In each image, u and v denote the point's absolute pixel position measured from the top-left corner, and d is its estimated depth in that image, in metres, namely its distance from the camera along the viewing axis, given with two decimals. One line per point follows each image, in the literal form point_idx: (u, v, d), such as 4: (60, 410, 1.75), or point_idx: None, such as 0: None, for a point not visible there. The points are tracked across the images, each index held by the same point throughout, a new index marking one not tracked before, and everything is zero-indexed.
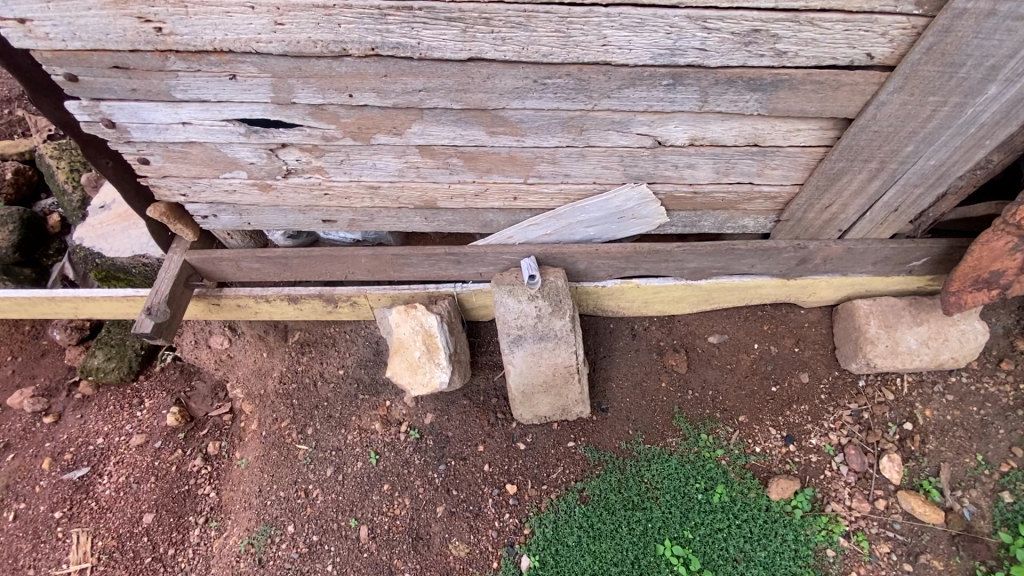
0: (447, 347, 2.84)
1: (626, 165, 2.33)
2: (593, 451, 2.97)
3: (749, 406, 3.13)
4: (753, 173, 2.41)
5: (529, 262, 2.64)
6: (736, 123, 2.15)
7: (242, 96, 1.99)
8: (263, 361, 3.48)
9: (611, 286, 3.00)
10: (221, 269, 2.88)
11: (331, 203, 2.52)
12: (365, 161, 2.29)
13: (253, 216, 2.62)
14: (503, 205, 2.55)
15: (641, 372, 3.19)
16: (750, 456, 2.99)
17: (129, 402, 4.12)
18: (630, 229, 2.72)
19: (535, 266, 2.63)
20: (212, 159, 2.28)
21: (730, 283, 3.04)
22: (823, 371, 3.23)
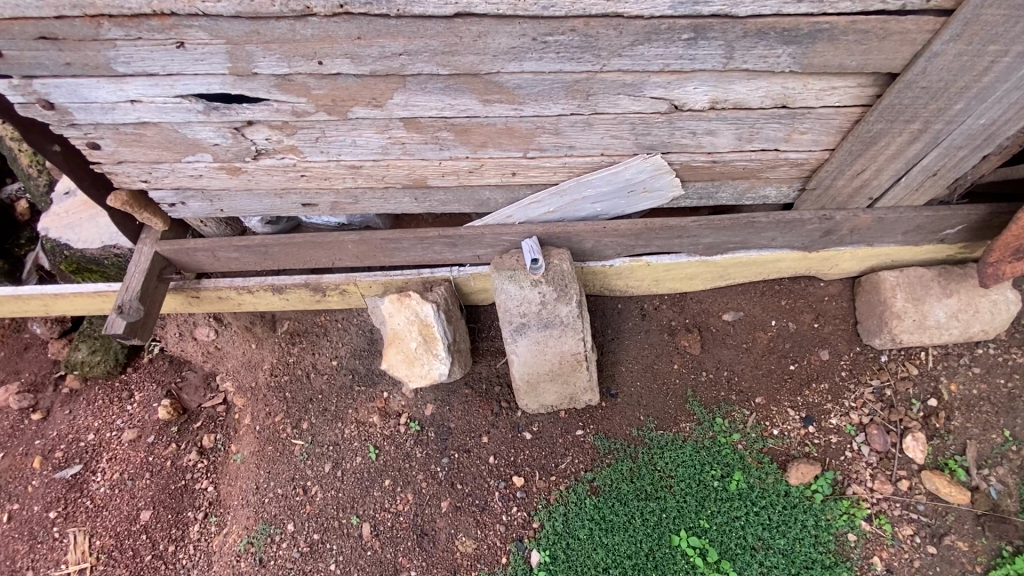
0: (446, 336, 2.65)
1: (637, 134, 2.07)
2: (603, 439, 2.83)
3: (767, 387, 2.97)
4: (780, 139, 2.15)
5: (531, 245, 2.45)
6: (763, 82, 1.89)
7: (194, 68, 1.72)
8: (253, 352, 3.30)
9: (619, 265, 2.78)
10: (198, 260, 2.66)
11: (310, 185, 2.27)
12: (344, 138, 2.02)
13: (225, 202, 2.38)
14: (500, 181, 2.29)
15: (652, 354, 3.01)
16: (768, 440, 2.85)
17: (118, 396, 3.96)
18: (641, 204, 2.46)
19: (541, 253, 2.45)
20: (170, 141, 2.01)
21: (748, 258, 2.83)
22: (844, 348, 3.06)
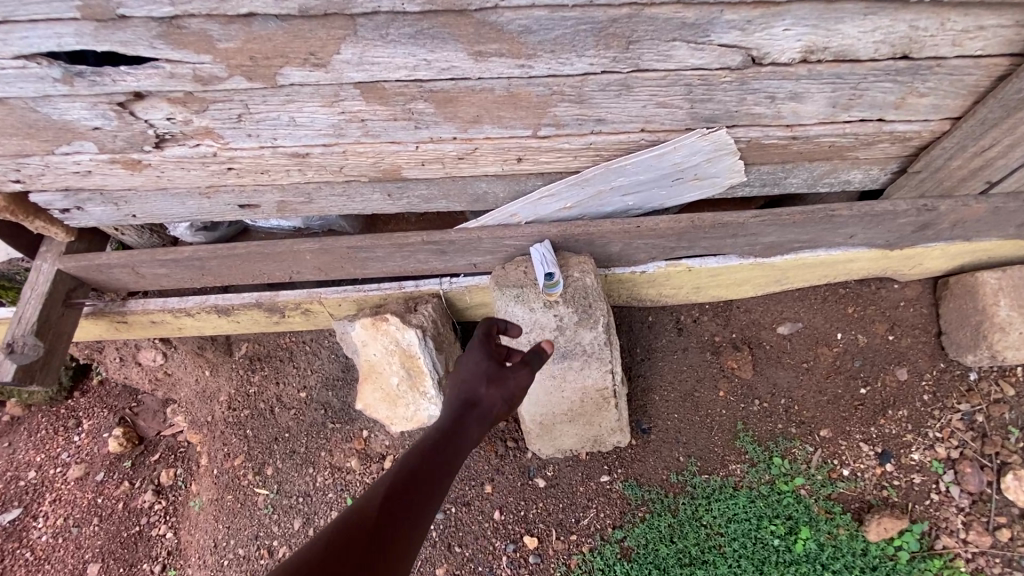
0: (435, 370, 2.09)
1: (693, 100, 1.46)
2: (634, 488, 2.29)
3: (833, 416, 2.41)
4: (888, 103, 1.55)
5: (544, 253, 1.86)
6: (885, 18, 1.28)
7: (28, 9, 1.12)
8: (207, 380, 2.74)
9: (653, 271, 2.19)
10: (117, 277, 2.07)
11: (243, 181, 1.67)
12: (276, 114, 1.41)
13: (135, 205, 1.79)
14: (501, 170, 1.68)
15: (691, 378, 2.46)
16: (837, 483, 2.31)
17: (64, 425, 3.42)
18: (687, 195, 1.84)
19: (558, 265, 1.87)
20: (32, 125, 1.42)
21: (814, 259, 2.24)
22: (926, 365, 2.49)
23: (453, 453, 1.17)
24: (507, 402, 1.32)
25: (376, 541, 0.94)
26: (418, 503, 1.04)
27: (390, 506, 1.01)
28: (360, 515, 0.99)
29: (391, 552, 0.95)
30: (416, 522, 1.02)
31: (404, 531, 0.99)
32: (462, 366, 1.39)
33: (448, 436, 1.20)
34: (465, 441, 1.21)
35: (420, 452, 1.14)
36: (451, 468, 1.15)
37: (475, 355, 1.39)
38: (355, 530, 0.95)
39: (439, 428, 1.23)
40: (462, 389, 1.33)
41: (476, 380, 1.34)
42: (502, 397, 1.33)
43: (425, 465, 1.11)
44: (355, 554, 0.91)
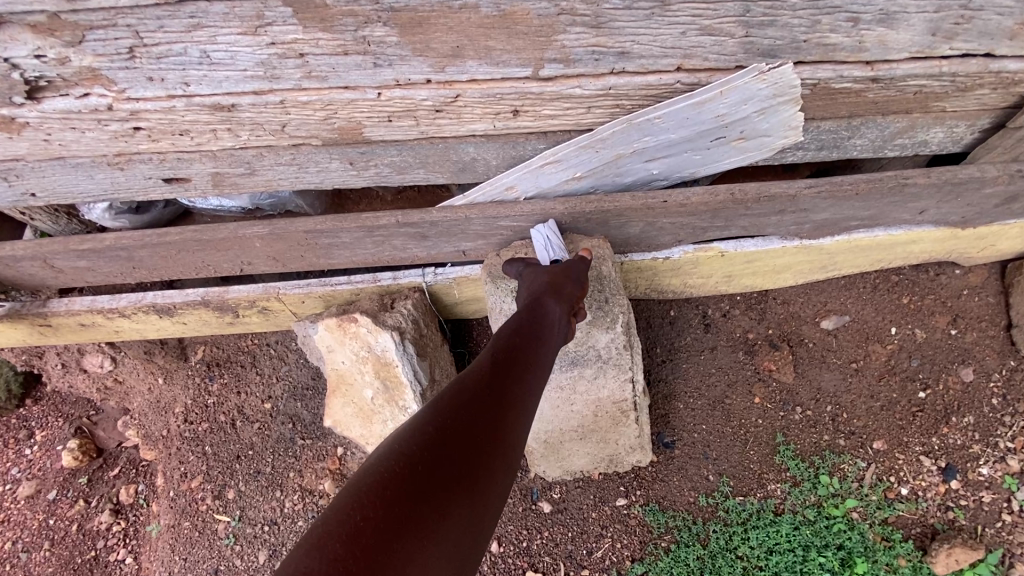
0: (417, 381, 1.73)
1: (748, 23, 1.09)
2: (656, 513, 1.95)
3: (888, 425, 2.06)
4: (1002, 30, 1.17)
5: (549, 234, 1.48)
6: None
7: None
8: (161, 389, 2.39)
9: (679, 257, 1.81)
10: (29, 271, 1.71)
11: (160, 147, 1.30)
12: (183, 46, 1.04)
13: (31, 181, 1.42)
14: (491, 130, 1.31)
15: (720, 383, 2.10)
16: (895, 505, 1.96)
17: (15, 436, 3.07)
18: (727, 161, 1.47)
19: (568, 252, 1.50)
20: None
21: (872, 240, 1.87)
22: (995, 364, 2.13)
23: (547, 326, 1.15)
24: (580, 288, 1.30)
25: (501, 397, 0.92)
26: (526, 364, 1.03)
27: (503, 364, 0.99)
28: (475, 378, 0.95)
29: (516, 408, 0.93)
30: (531, 382, 1.00)
31: (523, 389, 0.98)
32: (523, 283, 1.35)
33: (536, 310, 1.18)
34: (556, 317, 1.17)
35: (515, 324, 1.12)
36: (548, 338, 1.13)
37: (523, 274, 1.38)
38: (475, 390, 0.91)
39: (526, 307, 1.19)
40: (535, 283, 1.30)
41: (543, 275, 1.32)
42: (574, 289, 1.29)
43: (526, 333, 1.09)
44: (486, 407, 0.89)
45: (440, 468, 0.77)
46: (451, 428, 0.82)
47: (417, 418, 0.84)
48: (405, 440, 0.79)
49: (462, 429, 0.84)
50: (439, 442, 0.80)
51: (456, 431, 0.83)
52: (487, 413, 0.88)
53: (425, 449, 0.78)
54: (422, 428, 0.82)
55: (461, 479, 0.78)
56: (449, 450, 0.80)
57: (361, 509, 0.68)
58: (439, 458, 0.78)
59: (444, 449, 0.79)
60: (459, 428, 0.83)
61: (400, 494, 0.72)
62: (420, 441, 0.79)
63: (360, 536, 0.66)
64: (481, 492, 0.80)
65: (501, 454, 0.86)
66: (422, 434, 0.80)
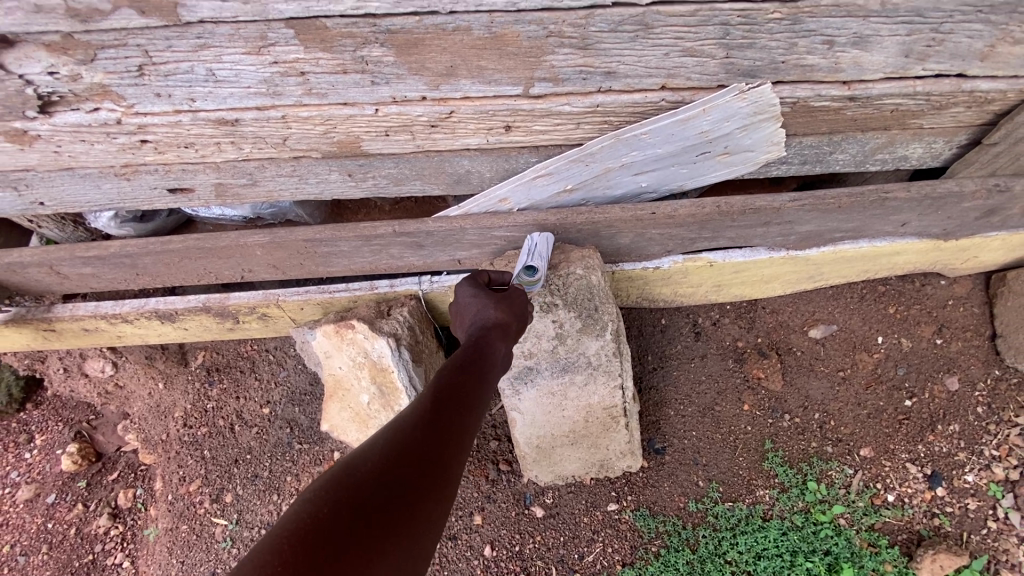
0: (412, 387, 1.77)
1: (729, 46, 1.15)
2: (647, 518, 1.98)
3: (875, 433, 2.10)
4: (973, 52, 1.23)
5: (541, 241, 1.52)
6: None
7: None
8: (161, 394, 2.42)
9: (669, 267, 1.86)
10: (35, 277, 1.75)
11: (166, 158, 1.35)
12: (190, 65, 1.09)
13: (41, 190, 1.47)
14: (484, 144, 1.37)
15: (710, 390, 2.14)
16: (881, 511, 1.99)
17: (15, 441, 3.10)
18: (713, 176, 1.52)
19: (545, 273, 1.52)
20: None
21: (857, 251, 1.92)
22: (980, 373, 2.18)
23: (485, 367, 1.11)
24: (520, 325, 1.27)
25: (430, 447, 0.90)
26: (463, 406, 1.00)
27: (439, 405, 0.97)
28: (406, 423, 0.93)
29: (447, 455, 0.91)
30: (468, 426, 0.99)
31: (457, 432, 0.96)
32: (465, 309, 1.30)
33: (476, 351, 1.13)
34: (493, 359, 1.13)
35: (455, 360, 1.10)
36: (487, 378, 1.09)
37: (468, 296, 1.31)
38: (402, 437, 0.89)
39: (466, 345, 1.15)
40: (479, 316, 1.24)
41: (489, 305, 1.26)
42: (515, 326, 1.26)
43: (464, 371, 1.07)
44: (414, 456, 0.87)
45: (355, 528, 0.76)
46: (370, 483, 0.81)
47: (339, 469, 0.84)
48: (322, 495, 0.79)
49: (385, 483, 0.82)
50: (356, 497, 0.79)
51: (378, 485, 0.81)
52: (413, 464, 0.87)
53: (340, 506, 0.77)
54: (342, 481, 0.81)
55: (386, 523, 0.78)
56: (367, 505, 0.79)
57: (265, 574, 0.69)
58: (353, 517, 0.77)
59: (361, 506, 0.78)
60: (381, 480, 0.82)
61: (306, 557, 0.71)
62: (334, 498, 0.78)
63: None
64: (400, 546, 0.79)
65: (428, 507, 0.85)
66: (339, 489, 0.79)
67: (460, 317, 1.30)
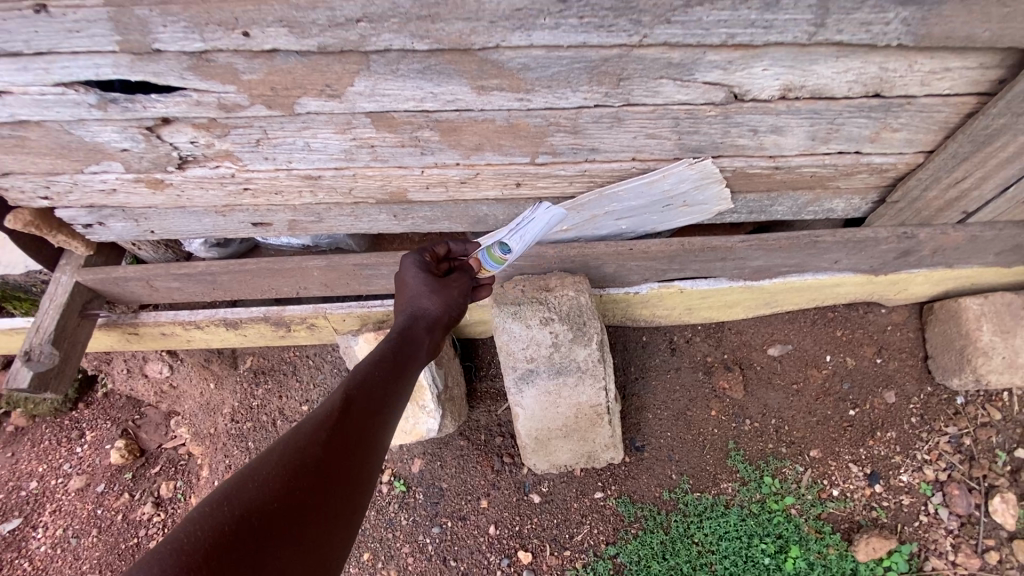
0: (434, 384, 2.18)
1: (681, 132, 1.58)
2: (627, 505, 2.34)
3: (823, 437, 2.47)
4: (866, 137, 1.65)
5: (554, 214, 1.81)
6: (857, 60, 1.39)
7: (71, 42, 1.22)
8: (211, 393, 2.80)
9: (646, 292, 2.28)
10: (131, 289, 2.16)
11: (258, 201, 1.78)
12: (292, 139, 1.52)
13: (155, 221, 1.89)
14: (500, 195, 1.79)
15: (683, 398, 2.52)
16: (827, 503, 2.35)
17: (67, 436, 3.45)
18: (676, 221, 1.95)
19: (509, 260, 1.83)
20: (63, 147, 1.52)
21: (803, 282, 2.32)
22: (914, 388, 2.56)
23: (407, 364, 1.36)
24: (454, 312, 1.61)
25: (347, 453, 1.04)
26: (374, 420, 1.15)
27: (352, 419, 1.10)
28: (315, 441, 1.02)
29: (358, 466, 1.05)
30: (377, 440, 1.13)
31: (368, 444, 1.10)
32: (410, 290, 1.57)
33: (406, 342, 1.41)
34: (418, 352, 1.43)
35: (375, 370, 1.26)
36: (404, 378, 1.32)
37: (418, 275, 1.58)
38: (305, 460, 0.97)
39: (398, 339, 1.41)
40: (421, 300, 1.55)
41: (431, 293, 1.56)
42: (450, 313, 1.59)
43: (380, 386, 1.23)
44: (327, 468, 0.99)
45: (261, 548, 0.84)
46: (291, 484, 0.93)
47: (247, 479, 0.92)
48: (234, 504, 0.87)
49: (300, 495, 0.93)
50: (272, 509, 0.89)
51: (292, 498, 0.92)
52: (326, 476, 0.99)
53: (257, 518, 0.86)
54: (255, 492, 0.89)
55: (307, 521, 0.92)
56: (283, 516, 0.89)
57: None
58: (270, 529, 0.87)
59: (278, 518, 0.88)
60: (296, 491, 0.93)
61: (226, 567, 0.80)
62: (251, 509, 0.87)
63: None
64: (317, 553, 0.91)
65: (341, 515, 0.98)
66: (254, 501, 0.88)
67: (405, 294, 1.59)
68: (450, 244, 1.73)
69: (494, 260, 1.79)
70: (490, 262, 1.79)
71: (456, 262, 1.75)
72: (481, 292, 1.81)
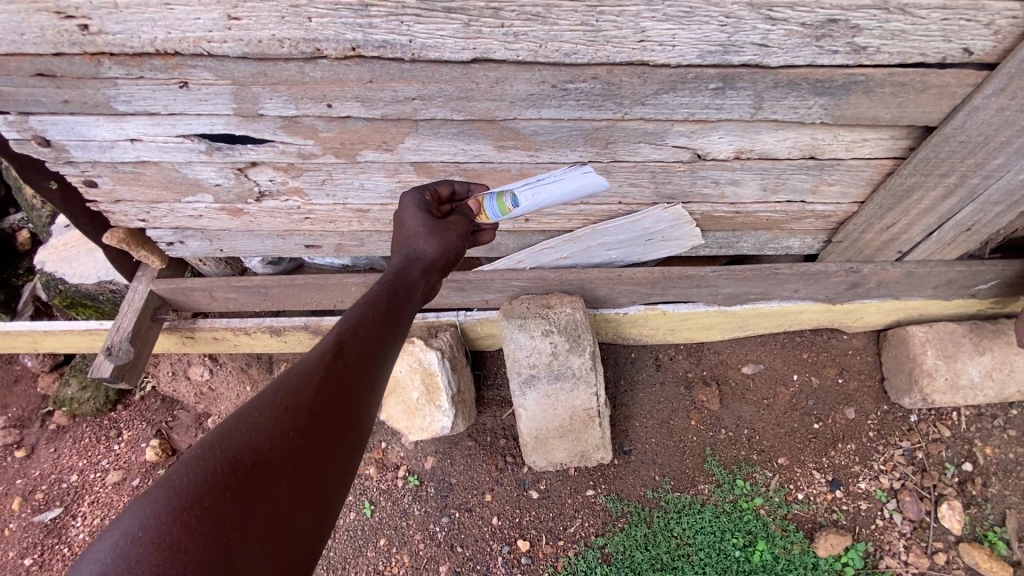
0: (449, 387, 2.53)
1: (658, 182, 1.99)
2: (615, 501, 2.65)
3: (790, 447, 2.79)
4: (807, 190, 2.06)
5: (589, 178, 1.70)
6: (792, 132, 1.79)
7: (198, 108, 1.63)
8: (247, 395, 3.15)
9: (634, 313, 2.65)
10: (194, 299, 2.52)
11: (314, 228, 2.18)
12: (351, 181, 1.93)
13: (226, 242, 2.29)
14: (512, 227, 2.24)
15: (667, 408, 2.86)
16: (792, 505, 2.65)
17: (106, 434, 3.75)
18: (657, 253, 2.38)
19: (516, 216, 1.64)
20: (170, 181, 1.94)
21: (769, 309, 2.69)
22: (872, 406, 2.87)
23: (405, 304, 1.25)
24: (453, 256, 1.45)
25: (339, 392, 1.04)
26: (369, 363, 1.11)
27: (344, 364, 1.07)
28: (302, 384, 1.01)
29: (350, 412, 1.05)
30: (373, 383, 1.10)
31: (360, 390, 1.08)
32: (406, 229, 1.42)
33: (403, 284, 1.28)
34: (416, 293, 1.30)
35: (369, 310, 1.17)
36: (403, 319, 1.23)
37: (416, 215, 1.44)
38: (294, 405, 0.99)
39: (395, 277, 1.28)
40: (418, 241, 1.38)
41: (429, 233, 1.40)
42: (449, 256, 1.43)
43: (376, 326, 1.15)
44: (316, 415, 1.00)
45: (257, 488, 0.90)
46: (280, 428, 0.96)
47: (237, 424, 0.94)
48: (225, 448, 0.91)
49: (290, 442, 0.95)
50: (261, 454, 0.92)
51: (282, 444, 0.95)
52: (315, 423, 1.00)
53: (248, 462, 0.91)
54: (245, 438, 0.93)
55: (301, 462, 0.96)
56: (277, 458, 0.94)
57: (175, 522, 0.82)
58: (258, 474, 0.91)
59: (268, 463, 0.92)
60: (288, 435, 0.96)
61: (218, 507, 0.86)
62: (241, 454, 0.91)
63: (177, 551, 0.81)
64: (310, 496, 0.95)
65: (334, 459, 1.01)
66: (244, 445, 0.92)
67: (401, 232, 1.42)
68: (455, 184, 1.59)
69: (501, 208, 1.60)
70: (494, 207, 1.59)
71: (458, 206, 1.60)
72: (480, 237, 1.67)
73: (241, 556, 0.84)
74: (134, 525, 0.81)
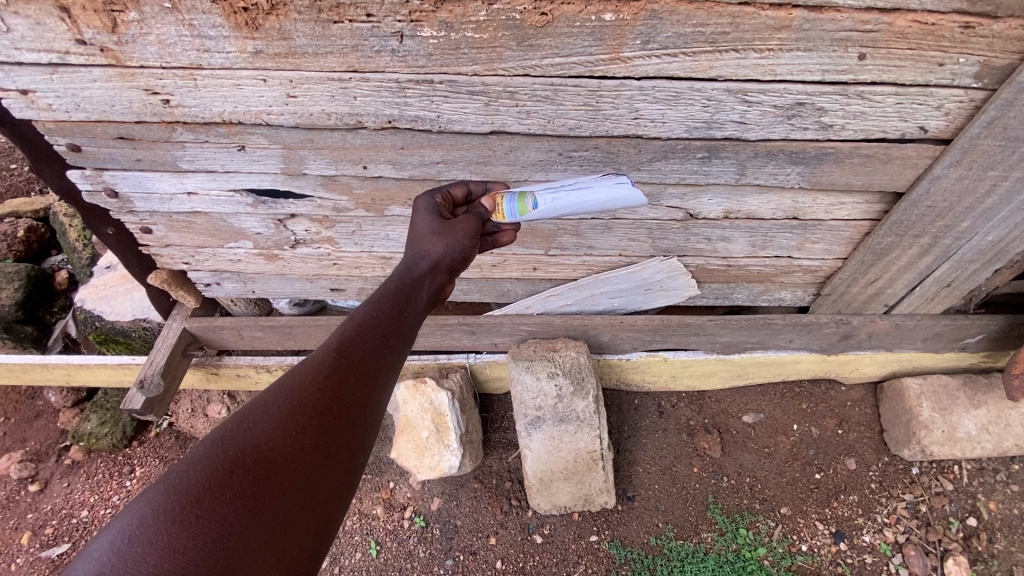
0: (458, 427, 2.65)
1: (654, 238, 2.20)
2: (617, 547, 2.68)
3: (792, 496, 2.78)
4: (793, 247, 2.25)
5: (620, 190, 1.71)
6: (775, 196, 2.00)
7: (251, 167, 1.88)
8: None
9: (636, 359, 2.79)
10: (223, 337, 2.70)
11: (340, 273, 2.38)
12: (377, 232, 2.16)
13: (259, 284, 2.50)
14: (521, 276, 2.44)
15: (669, 455, 2.93)
16: (797, 556, 2.62)
17: (119, 470, 3.72)
18: (657, 302, 2.56)
19: (533, 218, 1.67)
20: (217, 229, 2.18)
21: (765, 358, 2.81)
22: (872, 457, 2.86)
23: (411, 303, 1.31)
24: (462, 256, 1.49)
25: (341, 394, 1.07)
26: (371, 367, 1.14)
27: (347, 364, 1.11)
28: (305, 386, 1.05)
29: (351, 413, 1.07)
30: (377, 384, 1.13)
31: (363, 391, 1.11)
32: (413, 236, 1.50)
33: (408, 284, 1.34)
34: (421, 291, 1.36)
35: (375, 309, 1.23)
36: (409, 317, 1.29)
37: (425, 219, 1.52)
38: (296, 405, 1.02)
39: (399, 278, 1.36)
40: (423, 243, 1.46)
41: (433, 236, 1.47)
42: (455, 255, 1.48)
43: (381, 326, 1.21)
44: (317, 415, 1.03)
45: (256, 484, 0.92)
46: (283, 426, 0.99)
47: (238, 424, 0.97)
48: (225, 448, 0.94)
49: (290, 441, 0.98)
50: (262, 453, 0.95)
51: (283, 443, 0.98)
52: (318, 423, 1.02)
53: (248, 461, 0.94)
54: (247, 434, 0.96)
55: (302, 461, 0.98)
56: (277, 457, 0.96)
57: (176, 520, 0.85)
58: (258, 473, 0.93)
59: (268, 462, 0.95)
60: (290, 433, 0.99)
61: (217, 506, 0.88)
62: (242, 454, 0.94)
63: (174, 549, 0.83)
64: (309, 499, 0.96)
65: (336, 460, 1.03)
66: (245, 445, 0.95)
67: (409, 238, 1.51)
68: (467, 188, 1.69)
69: (521, 209, 1.63)
70: (514, 204, 1.63)
71: (472, 205, 1.66)
72: (501, 237, 1.71)
73: (237, 556, 0.86)
74: (135, 519, 0.84)
